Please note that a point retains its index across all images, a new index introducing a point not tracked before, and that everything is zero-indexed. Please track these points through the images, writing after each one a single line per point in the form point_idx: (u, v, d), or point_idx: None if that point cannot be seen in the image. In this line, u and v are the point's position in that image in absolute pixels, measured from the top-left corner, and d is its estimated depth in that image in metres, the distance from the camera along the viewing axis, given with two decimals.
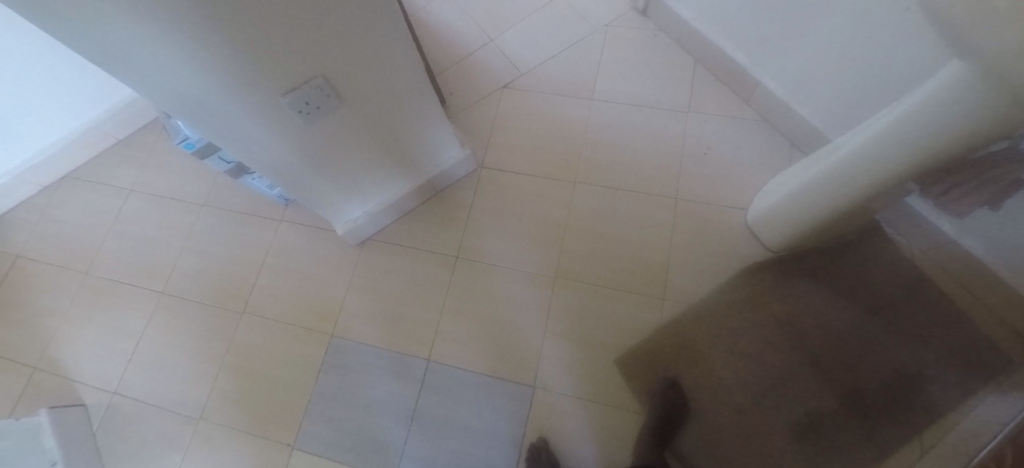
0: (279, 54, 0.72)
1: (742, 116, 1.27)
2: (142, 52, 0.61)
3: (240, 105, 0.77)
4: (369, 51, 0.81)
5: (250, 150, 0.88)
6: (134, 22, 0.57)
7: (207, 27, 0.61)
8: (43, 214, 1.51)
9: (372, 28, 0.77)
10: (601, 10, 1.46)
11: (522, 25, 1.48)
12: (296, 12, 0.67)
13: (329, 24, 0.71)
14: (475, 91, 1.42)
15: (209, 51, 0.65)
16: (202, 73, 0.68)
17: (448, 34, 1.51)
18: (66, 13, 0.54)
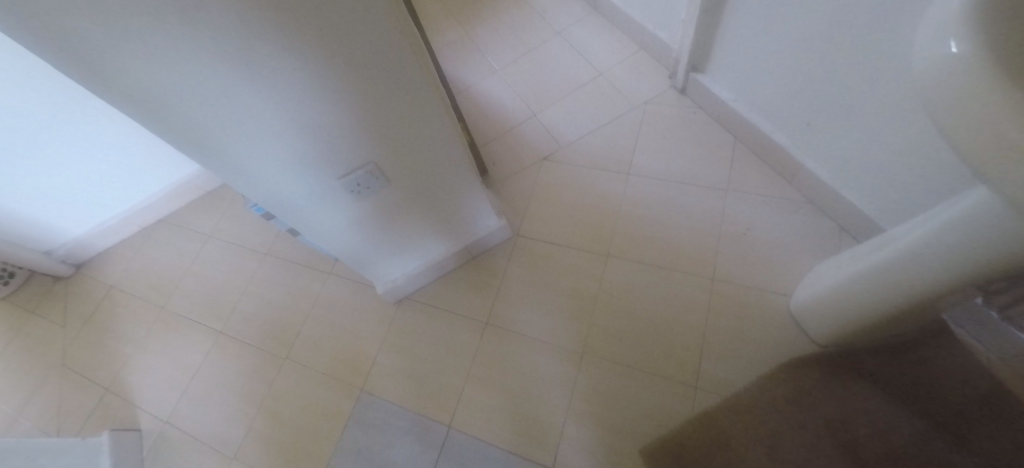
0: (333, 142, 0.82)
1: (787, 197, 1.23)
2: (221, 142, 0.73)
3: (300, 185, 0.88)
4: (414, 137, 0.90)
5: (306, 221, 0.98)
6: (216, 116, 0.69)
7: (273, 117, 0.73)
8: (138, 252, 1.74)
9: (416, 119, 0.86)
10: (641, 88, 1.51)
11: (565, 102, 1.57)
12: (350, 109, 0.78)
13: (378, 116, 0.81)
14: (516, 162, 1.50)
15: (273, 139, 0.77)
16: (269, 158, 0.80)
17: (496, 108, 1.62)
18: (167, 115, 0.67)
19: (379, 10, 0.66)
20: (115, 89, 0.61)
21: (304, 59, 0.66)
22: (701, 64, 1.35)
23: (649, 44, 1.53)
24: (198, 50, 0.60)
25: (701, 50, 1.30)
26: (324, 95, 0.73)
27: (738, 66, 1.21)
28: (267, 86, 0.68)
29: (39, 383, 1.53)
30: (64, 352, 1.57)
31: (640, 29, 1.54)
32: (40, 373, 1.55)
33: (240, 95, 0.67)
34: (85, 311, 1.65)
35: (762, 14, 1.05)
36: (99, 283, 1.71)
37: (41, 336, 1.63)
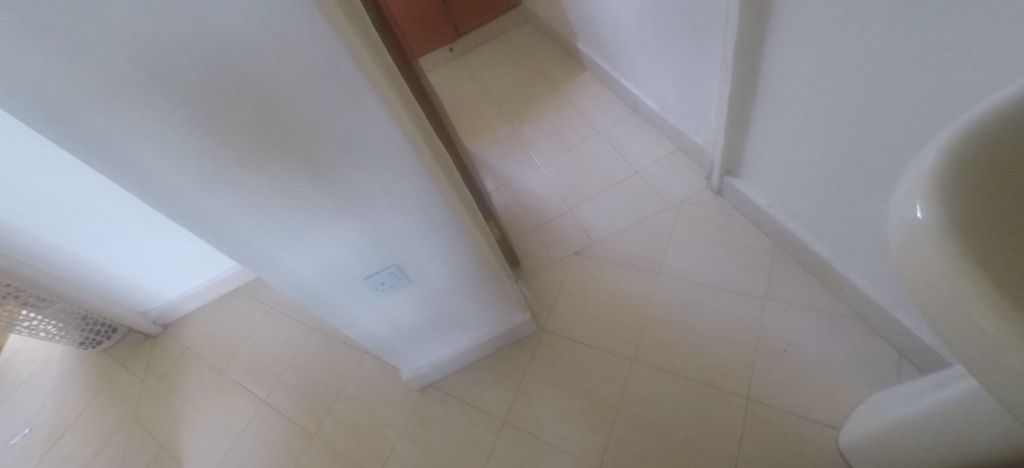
0: (360, 248, 0.92)
1: (834, 312, 1.13)
2: (266, 248, 0.86)
3: (333, 285, 0.97)
4: (436, 242, 0.99)
5: (339, 318, 1.07)
6: (262, 229, 0.82)
7: (306, 226, 0.84)
8: (213, 317, 1.96)
9: (436, 227, 0.95)
10: (677, 188, 1.52)
11: (600, 198, 1.61)
12: (376, 220, 0.88)
13: (397, 224, 0.91)
14: (548, 255, 1.54)
15: (309, 245, 0.88)
16: (305, 262, 0.90)
17: (534, 203, 1.71)
18: (227, 230, 0.80)
19: (396, 141, 0.76)
20: (187, 209, 0.75)
21: (331, 179, 0.78)
22: (735, 168, 1.34)
23: (685, 146, 1.56)
24: (246, 175, 0.73)
25: (734, 155, 1.31)
26: (349, 210, 0.84)
27: (770, 173, 1.19)
28: (304, 205, 0.80)
29: (113, 434, 1.70)
30: (138, 406, 1.76)
31: (675, 131, 1.58)
32: (116, 423, 1.73)
33: (283, 212, 0.80)
34: (162, 368, 1.86)
35: (787, 129, 1.05)
36: (178, 343, 1.93)
37: (124, 388, 1.84)
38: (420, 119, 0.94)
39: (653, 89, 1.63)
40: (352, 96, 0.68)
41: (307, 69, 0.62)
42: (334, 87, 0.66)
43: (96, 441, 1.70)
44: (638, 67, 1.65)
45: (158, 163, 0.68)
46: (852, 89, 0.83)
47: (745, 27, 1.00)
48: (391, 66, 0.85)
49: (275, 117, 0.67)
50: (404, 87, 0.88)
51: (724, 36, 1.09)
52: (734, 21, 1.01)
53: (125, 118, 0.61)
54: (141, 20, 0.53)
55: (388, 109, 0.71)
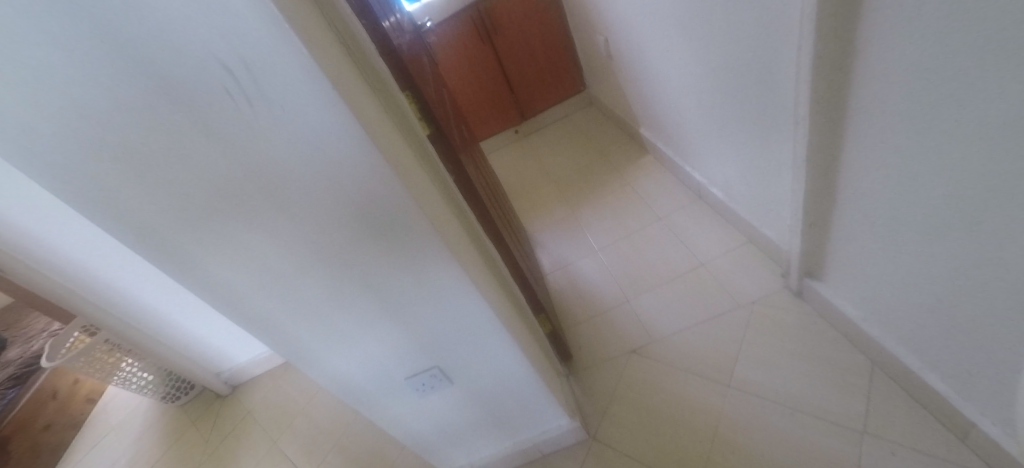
0: (404, 351, 0.89)
1: (960, 461, 0.91)
2: (314, 350, 0.85)
3: (375, 384, 0.95)
4: (480, 348, 0.95)
5: (379, 415, 1.04)
6: (310, 333, 0.82)
7: (356, 331, 0.83)
8: (276, 382, 2.05)
9: (481, 333, 0.91)
10: (749, 285, 1.39)
11: (661, 291, 1.51)
12: (420, 326, 0.85)
13: (443, 329, 0.88)
14: (603, 350, 1.44)
15: (354, 347, 0.86)
16: (350, 363, 0.89)
17: (589, 291, 1.65)
18: (279, 335, 0.81)
19: (443, 255, 0.75)
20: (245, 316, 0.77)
21: (381, 289, 0.77)
22: (816, 271, 1.20)
23: (757, 239, 1.44)
24: (302, 286, 0.74)
25: (815, 257, 1.17)
26: (395, 317, 0.82)
27: (861, 283, 1.04)
28: (351, 311, 0.80)
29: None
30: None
31: (745, 223, 1.47)
32: None
33: (332, 317, 0.80)
34: (225, 430, 1.94)
35: (879, 239, 0.92)
36: (241, 406, 2.02)
37: (189, 447, 1.93)
38: (469, 223, 0.95)
39: (718, 179, 1.55)
40: (400, 216, 0.68)
41: (358, 194, 0.63)
42: (383, 209, 0.66)
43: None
44: (703, 156, 1.59)
45: (223, 278, 0.69)
46: (963, 207, 0.71)
47: (819, 131, 0.92)
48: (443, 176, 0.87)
49: (326, 236, 0.68)
50: (454, 194, 0.90)
51: (796, 137, 1.00)
52: (805, 125, 0.93)
53: (193, 240, 0.64)
54: (213, 158, 0.56)
55: (435, 227, 0.71)
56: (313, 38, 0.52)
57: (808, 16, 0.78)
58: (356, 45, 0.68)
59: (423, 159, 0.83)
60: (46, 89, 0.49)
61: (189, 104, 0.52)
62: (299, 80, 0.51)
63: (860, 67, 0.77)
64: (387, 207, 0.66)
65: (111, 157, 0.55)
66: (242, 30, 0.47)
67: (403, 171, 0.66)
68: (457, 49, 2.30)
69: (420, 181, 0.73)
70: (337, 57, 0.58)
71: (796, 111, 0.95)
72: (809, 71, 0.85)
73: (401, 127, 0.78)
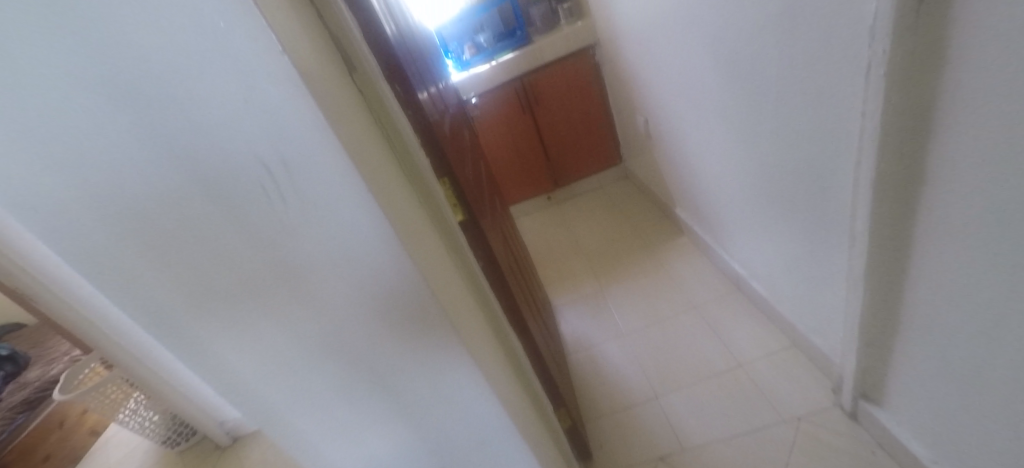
0: (409, 452, 0.82)
1: None
2: (315, 446, 0.78)
3: None
4: (493, 456, 0.86)
5: None
6: (312, 428, 0.76)
7: (361, 427, 0.77)
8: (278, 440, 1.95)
9: (495, 438, 0.83)
10: (792, 397, 1.26)
11: (693, 390, 1.39)
12: (429, 428, 0.78)
13: (454, 432, 0.80)
14: (626, 452, 1.31)
15: (357, 442, 0.79)
16: (351, 460, 0.82)
17: (614, 379, 1.54)
18: (281, 428, 0.75)
19: (461, 357, 0.70)
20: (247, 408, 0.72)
21: (393, 386, 0.72)
22: (873, 394, 1.07)
23: (802, 344, 1.33)
24: (311, 380, 0.69)
25: (872, 379, 1.05)
26: (404, 417, 0.76)
27: (929, 421, 0.91)
28: (359, 407, 0.74)
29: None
30: None
31: (789, 325, 1.36)
32: None
33: (337, 411, 0.74)
34: None
35: (949, 377, 0.81)
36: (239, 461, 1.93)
37: None
38: (492, 314, 0.90)
39: (759, 273, 1.46)
40: (422, 315, 0.64)
41: (381, 292, 0.60)
42: (404, 308, 0.63)
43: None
44: (742, 248, 1.51)
45: (231, 367, 0.65)
46: None
47: (878, 253, 0.83)
48: (472, 267, 0.83)
49: (343, 332, 0.64)
50: (481, 284, 0.86)
51: (850, 253, 0.91)
52: (860, 245, 0.84)
53: (211, 324, 0.60)
54: (239, 249, 0.54)
55: (456, 329, 0.67)
56: (356, 140, 0.52)
57: (869, 136, 0.71)
58: (409, 136, 0.66)
59: (452, 250, 0.79)
60: (88, 167, 0.47)
61: (224, 194, 0.50)
62: (337, 182, 0.50)
63: (930, 196, 0.69)
64: (411, 305, 0.62)
65: (136, 240, 0.53)
66: (284, 134, 0.46)
67: (430, 271, 0.63)
68: (498, 117, 2.35)
69: (446, 277, 0.69)
70: (379, 157, 0.57)
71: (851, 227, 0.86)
72: (868, 193, 0.76)
73: (437, 217, 0.75)
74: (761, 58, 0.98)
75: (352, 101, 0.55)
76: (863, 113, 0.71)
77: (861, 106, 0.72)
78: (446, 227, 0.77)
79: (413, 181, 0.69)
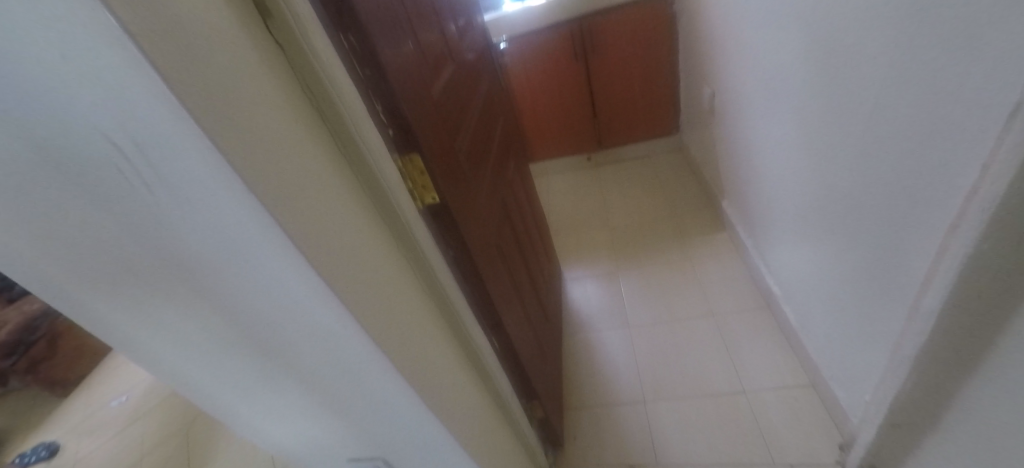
0: (341, 436, 0.76)
1: None
2: (241, 409, 0.75)
3: (312, 453, 0.83)
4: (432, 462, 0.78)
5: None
6: (232, 394, 0.71)
7: (282, 406, 0.71)
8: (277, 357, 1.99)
9: (431, 451, 0.75)
10: (793, 445, 1.09)
11: (682, 403, 1.26)
12: (357, 422, 0.71)
13: (386, 435, 0.73)
14: (597, 451, 1.22)
15: (288, 417, 0.73)
16: (281, 429, 0.77)
17: (607, 370, 1.42)
18: (203, 387, 0.71)
19: (387, 374, 0.58)
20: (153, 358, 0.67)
21: (312, 376, 0.63)
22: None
23: (822, 387, 1.14)
24: (234, 357, 0.62)
25: (887, 455, 0.87)
26: (329, 407, 0.69)
27: None
28: (284, 390, 0.67)
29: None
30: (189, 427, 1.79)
31: (813, 362, 1.18)
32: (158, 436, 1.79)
33: (257, 388, 0.68)
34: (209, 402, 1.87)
35: None
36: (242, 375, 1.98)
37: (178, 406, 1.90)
38: (453, 323, 0.76)
39: (796, 298, 1.25)
40: (334, 333, 0.54)
41: (285, 297, 0.51)
42: (309, 310, 0.52)
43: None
44: (784, 265, 1.30)
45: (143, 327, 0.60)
46: None
47: (955, 329, 0.62)
48: (430, 268, 0.68)
49: (251, 316, 0.55)
50: (443, 287, 0.71)
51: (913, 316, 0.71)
52: (931, 311, 0.64)
53: (120, 276, 0.54)
54: (123, 206, 0.45)
55: (379, 346, 0.54)
56: (240, 126, 0.38)
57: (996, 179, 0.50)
58: (354, 106, 0.53)
59: (404, 250, 0.64)
60: None
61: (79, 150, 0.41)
62: (205, 173, 0.39)
63: None
64: (315, 319, 0.53)
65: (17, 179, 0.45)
66: (144, 111, 0.36)
67: (347, 285, 0.49)
68: (547, 61, 2.10)
69: (382, 288, 0.56)
70: (297, 133, 0.46)
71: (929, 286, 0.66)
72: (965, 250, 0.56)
73: (382, 212, 0.59)
74: (867, 48, 0.73)
75: (267, 65, 0.43)
76: (997, 144, 0.50)
77: (999, 133, 0.50)
78: (401, 222, 0.61)
79: (355, 163, 0.55)
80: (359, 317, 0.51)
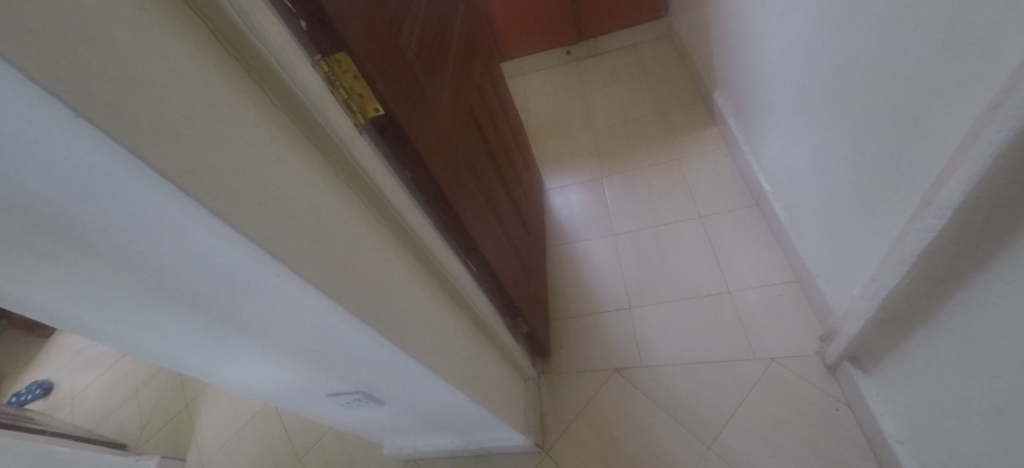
0: (314, 377, 0.72)
1: None
2: (199, 367, 0.69)
3: (292, 394, 0.80)
4: (416, 388, 0.76)
5: (305, 412, 0.90)
6: (180, 356, 0.64)
7: (241, 358, 0.65)
8: None
9: (410, 378, 0.72)
10: (775, 338, 1.11)
11: (667, 305, 1.27)
12: (327, 363, 0.67)
13: (361, 370, 0.69)
14: (585, 356, 1.25)
15: (252, 367, 0.68)
16: (248, 378, 0.73)
17: (592, 278, 1.41)
18: (146, 353, 0.64)
19: (341, 315, 0.52)
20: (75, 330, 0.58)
21: (259, 328, 0.56)
22: (863, 358, 0.91)
23: (806, 283, 1.13)
24: (163, 321, 0.54)
25: (868, 346, 0.88)
26: (293, 353, 0.64)
27: (915, 399, 0.78)
28: (236, 344, 0.61)
29: (150, 411, 1.66)
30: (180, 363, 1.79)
31: (798, 257, 1.16)
32: (151, 373, 1.80)
33: (206, 346, 0.61)
34: None
35: (975, 373, 0.64)
36: None
37: None
38: (417, 248, 0.69)
39: (788, 195, 1.19)
40: (260, 281, 0.47)
41: (195, 254, 0.42)
42: (228, 261, 0.43)
43: (146, 413, 1.66)
44: (778, 160, 1.21)
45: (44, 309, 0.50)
46: None
47: (968, 225, 0.58)
48: (379, 193, 0.58)
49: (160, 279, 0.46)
50: (398, 213, 0.62)
51: (920, 212, 0.65)
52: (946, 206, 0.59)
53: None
54: None
55: (320, 287, 0.48)
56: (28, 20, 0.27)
57: None
58: None
59: (344, 175, 0.54)
60: None
61: None
62: (19, 92, 0.28)
63: None
64: (238, 269, 0.45)
65: None
66: None
67: (259, 223, 0.41)
68: None
69: (314, 222, 0.48)
70: (134, 25, 0.33)
71: (946, 181, 0.60)
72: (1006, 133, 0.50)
73: (304, 127, 0.48)
74: None
75: None
76: None
77: None
78: (330, 140, 0.50)
79: (250, 64, 0.42)
80: (282, 259, 0.43)
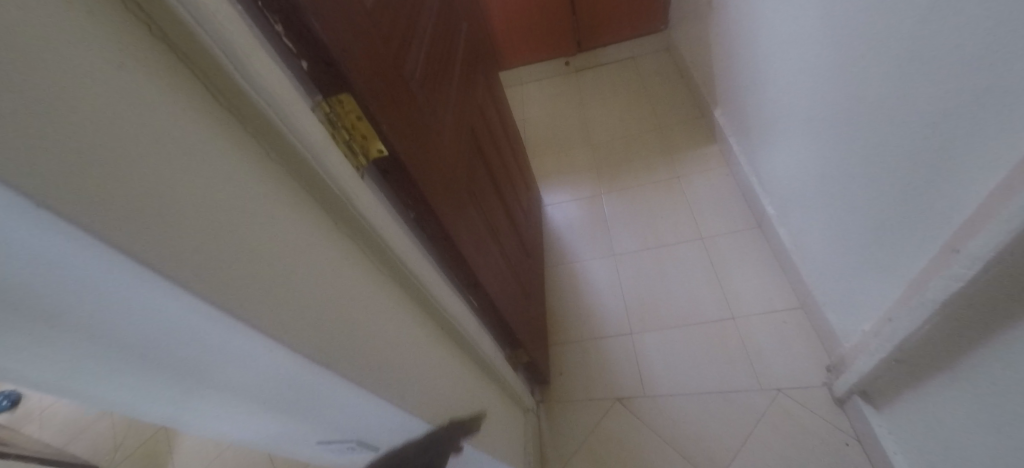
0: (305, 430, 0.67)
1: None
2: (178, 422, 0.63)
3: (281, 443, 0.74)
4: (415, 438, 0.72)
5: (294, 456, 0.84)
6: (157, 413, 0.59)
7: (225, 417, 0.59)
8: None
9: (409, 430, 0.67)
10: (780, 368, 1.09)
11: (669, 331, 1.24)
12: (320, 420, 0.61)
13: (357, 425, 0.64)
14: (585, 383, 1.21)
15: (237, 423, 0.63)
16: (233, 431, 0.67)
17: (592, 300, 1.38)
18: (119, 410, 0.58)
19: (340, 383, 0.47)
20: None
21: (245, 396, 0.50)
22: (874, 395, 0.89)
23: (811, 311, 1.11)
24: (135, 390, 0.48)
25: (880, 384, 0.86)
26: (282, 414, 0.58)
27: (931, 444, 0.76)
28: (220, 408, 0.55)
29: (124, 430, 1.58)
30: None
31: (803, 284, 1.15)
32: None
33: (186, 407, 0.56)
34: None
35: (1000, 426, 0.62)
36: None
37: None
38: (418, 293, 0.64)
39: (792, 220, 1.17)
40: (247, 358, 0.41)
41: (177, 336, 0.36)
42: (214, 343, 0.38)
43: (118, 434, 1.57)
44: (782, 184, 1.20)
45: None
46: None
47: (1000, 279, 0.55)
48: (381, 242, 0.54)
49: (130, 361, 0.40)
50: (401, 260, 0.58)
51: (947, 260, 0.63)
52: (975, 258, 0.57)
53: None
54: None
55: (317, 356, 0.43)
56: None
57: None
58: (232, 25, 0.35)
59: (345, 225, 0.49)
60: None
61: None
62: None
63: None
64: (223, 350, 0.39)
65: None
66: None
67: (254, 301, 0.36)
68: None
69: (312, 286, 0.43)
70: (113, 90, 0.28)
71: (976, 231, 0.57)
72: None
73: (303, 178, 0.43)
74: None
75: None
76: None
77: None
78: (330, 191, 0.45)
79: (244, 116, 0.37)
80: (276, 337, 0.38)
